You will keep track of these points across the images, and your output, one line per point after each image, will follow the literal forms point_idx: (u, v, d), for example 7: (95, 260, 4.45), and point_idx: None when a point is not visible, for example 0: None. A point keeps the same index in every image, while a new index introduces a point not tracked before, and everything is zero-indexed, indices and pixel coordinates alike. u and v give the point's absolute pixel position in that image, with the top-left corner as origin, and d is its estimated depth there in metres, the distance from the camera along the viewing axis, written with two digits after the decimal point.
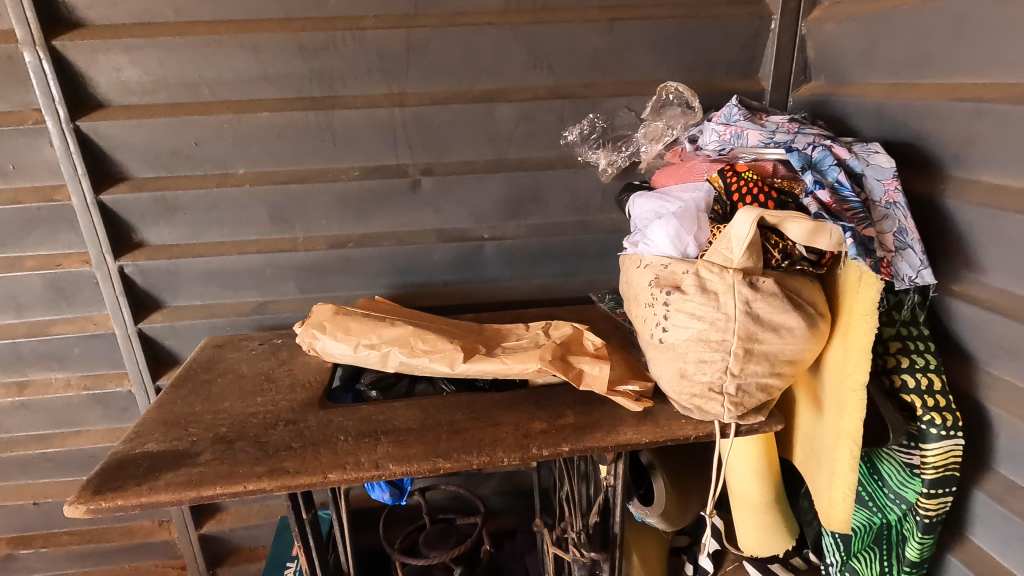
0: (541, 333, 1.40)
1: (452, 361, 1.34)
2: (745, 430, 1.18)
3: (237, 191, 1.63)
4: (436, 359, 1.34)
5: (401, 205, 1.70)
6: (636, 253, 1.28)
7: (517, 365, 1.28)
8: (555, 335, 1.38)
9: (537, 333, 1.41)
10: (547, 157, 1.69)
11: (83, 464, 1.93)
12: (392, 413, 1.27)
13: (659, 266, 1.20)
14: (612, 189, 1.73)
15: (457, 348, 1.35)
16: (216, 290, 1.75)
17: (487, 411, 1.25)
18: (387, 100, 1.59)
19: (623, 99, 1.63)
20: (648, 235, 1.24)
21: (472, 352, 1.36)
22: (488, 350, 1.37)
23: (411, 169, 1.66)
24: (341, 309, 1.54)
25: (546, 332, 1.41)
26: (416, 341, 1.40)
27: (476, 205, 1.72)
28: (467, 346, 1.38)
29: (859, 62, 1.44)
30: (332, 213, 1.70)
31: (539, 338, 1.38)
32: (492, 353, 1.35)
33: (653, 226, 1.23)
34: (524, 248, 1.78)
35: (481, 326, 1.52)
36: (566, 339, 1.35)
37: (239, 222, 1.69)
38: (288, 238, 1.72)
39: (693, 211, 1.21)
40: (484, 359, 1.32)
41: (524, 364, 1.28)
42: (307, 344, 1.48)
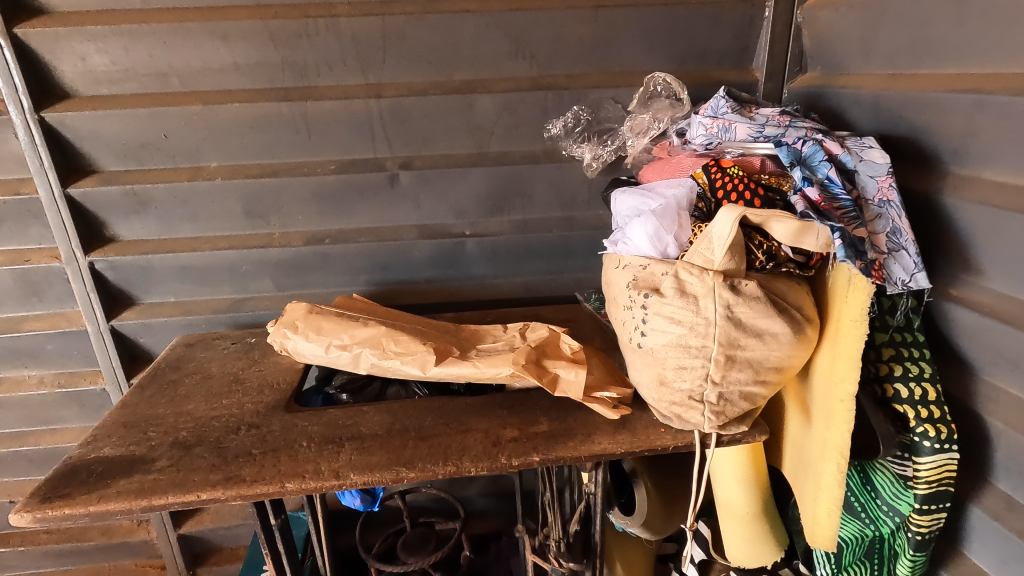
0: (517, 334, 1.34)
1: (424, 364, 1.28)
2: (727, 441, 1.12)
3: (208, 185, 1.58)
4: (407, 362, 1.29)
5: (380, 200, 1.64)
6: (614, 252, 1.22)
7: (490, 370, 1.22)
8: (531, 338, 1.32)
9: (514, 335, 1.35)
10: (530, 151, 1.62)
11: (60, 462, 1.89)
12: (359, 418, 1.22)
13: (638, 267, 1.14)
14: (598, 184, 1.66)
15: (429, 351, 1.30)
16: (190, 287, 1.70)
17: (458, 417, 1.20)
18: (362, 91, 1.53)
19: (609, 90, 1.56)
20: (626, 233, 1.18)
21: (445, 354, 1.30)
22: (461, 352, 1.31)
23: (389, 163, 1.60)
24: (313, 307, 1.48)
25: (523, 334, 1.35)
26: (388, 342, 1.35)
27: (457, 201, 1.66)
28: (440, 348, 1.32)
29: (855, 51, 1.36)
30: (308, 208, 1.64)
31: (514, 341, 1.32)
32: (464, 356, 1.29)
33: (632, 224, 1.16)
34: (507, 245, 1.72)
35: (458, 326, 1.46)
36: (542, 343, 1.29)
37: (212, 217, 1.63)
38: (263, 234, 1.66)
39: (674, 208, 1.14)
40: (456, 363, 1.26)
41: (497, 369, 1.21)
42: (278, 344, 1.44)
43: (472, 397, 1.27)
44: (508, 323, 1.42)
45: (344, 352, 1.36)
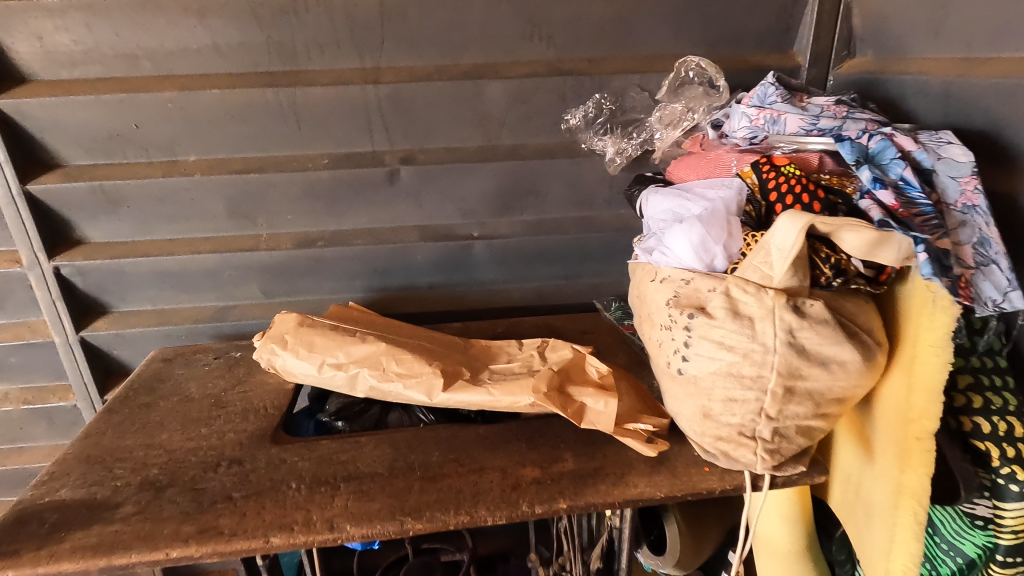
0: (535, 354, 1.19)
1: (430, 390, 1.13)
2: (782, 483, 0.98)
3: (187, 181, 1.41)
4: (411, 387, 1.14)
5: (378, 198, 1.48)
6: (650, 261, 1.07)
7: (506, 398, 1.06)
8: (551, 360, 1.16)
9: (531, 355, 1.19)
10: (545, 144, 1.45)
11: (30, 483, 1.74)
12: (356, 452, 1.06)
13: (680, 281, 0.98)
14: (621, 181, 1.50)
15: (436, 373, 1.14)
16: (168, 294, 1.54)
17: (470, 452, 1.05)
18: (358, 76, 1.36)
19: (634, 76, 1.39)
20: (666, 239, 1.02)
21: (454, 377, 1.15)
22: (472, 375, 1.16)
23: (388, 157, 1.43)
24: (303, 319, 1.32)
25: (542, 353, 1.19)
26: (389, 362, 1.19)
27: (464, 199, 1.50)
28: (448, 369, 1.16)
29: (918, 33, 1.20)
30: (298, 206, 1.47)
31: (532, 362, 1.16)
32: (476, 380, 1.14)
33: (674, 230, 1.00)
34: (519, 248, 1.55)
35: (467, 341, 1.30)
36: (564, 365, 1.13)
37: (191, 218, 1.46)
38: (249, 236, 1.50)
39: (724, 215, 0.98)
40: (466, 389, 1.11)
41: (514, 397, 1.06)
42: (264, 361, 1.27)
43: (485, 427, 1.12)
44: (524, 339, 1.26)
45: (340, 373, 1.20)
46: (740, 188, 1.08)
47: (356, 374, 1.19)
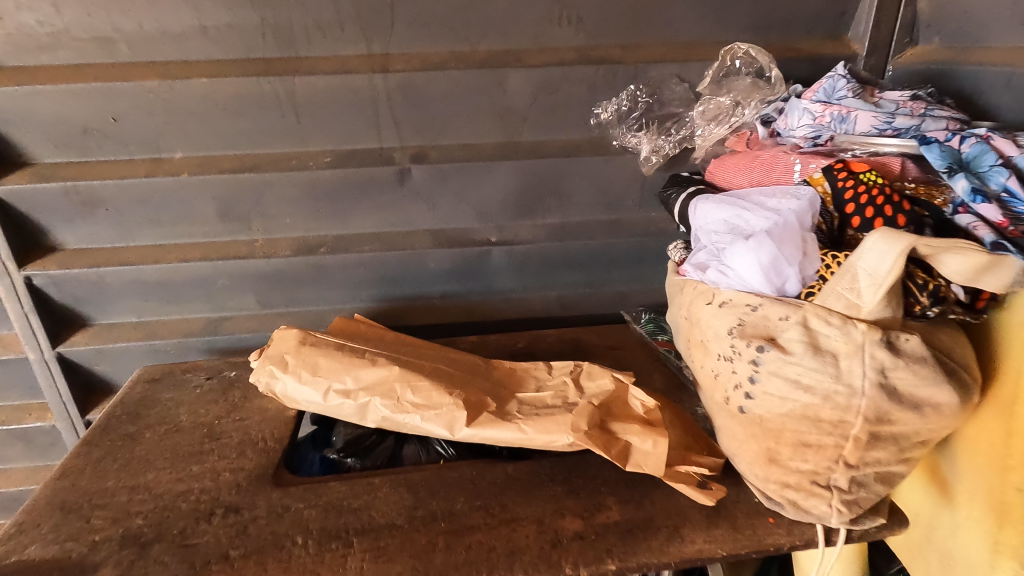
0: (568, 382, 1.07)
1: (451, 424, 1.00)
2: (857, 536, 0.86)
3: (172, 181, 1.25)
4: (429, 420, 1.00)
5: (387, 200, 1.33)
6: (707, 278, 0.94)
7: (541, 437, 0.94)
8: (588, 390, 1.04)
9: (564, 383, 1.07)
10: (572, 140, 1.31)
11: (10, 506, 1.61)
12: (370, 498, 0.94)
13: (744, 307, 0.85)
14: (654, 182, 1.36)
15: (458, 405, 1.01)
16: (154, 305, 1.39)
17: (501, 500, 0.93)
18: (365, 63, 1.20)
19: (674, 65, 1.24)
20: (727, 256, 0.89)
21: (479, 409, 1.02)
22: (498, 407, 1.03)
23: (398, 155, 1.29)
24: (304, 337, 1.16)
25: (576, 381, 1.07)
26: (403, 390, 1.06)
27: (481, 202, 1.36)
28: (471, 399, 1.03)
29: (1001, 19, 1.06)
30: (298, 209, 1.32)
31: (566, 392, 1.04)
32: (504, 412, 1.01)
33: (737, 246, 0.87)
34: (540, 255, 1.42)
35: (489, 364, 1.17)
36: (604, 398, 1.01)
37: (178, 222, 1.31)
38: (243, 241, 1.35)
39: (797, 229, 0.84)
40: (494, 424, 0.98)
41: (550, 437, 0.94)
42: (261, 386, 1.13)
43: (514, 466, 1.00)
44: (553, 363, 1.14)
45: (348, 402, 1.06)
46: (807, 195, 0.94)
47: (367, 403, 1.05)
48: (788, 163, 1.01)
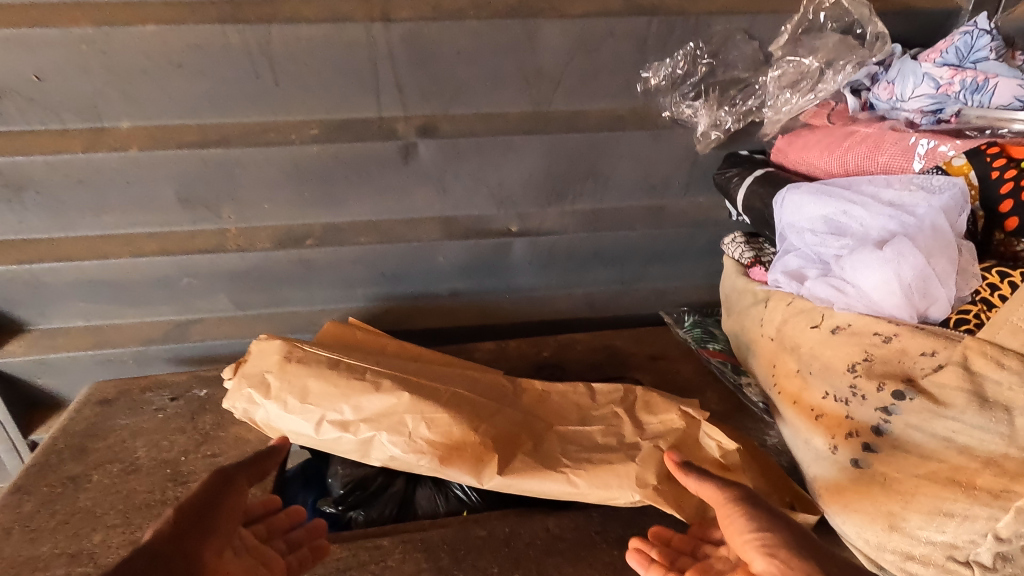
0: (622, 415, 0.88)
1: (478, 471, 0.80)
2: None
3: (119, 158, 1.00)
4: (451, 467, 0.79)
5: (389, 182, 1.10)
6: (815, 293, 0.76)
7: (598, 493, 0.77)
8: (649, 427, 0.86)
9: (616, 415, 0.88)
10: (612, 110, 1.08)
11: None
12: (378, 569, 0.75)
13: (873, 338, 0.70)
14: (706, 162, 1.14)
15: (487, 447, 0.81)
16: (105, 307, 1.15)
17: (546, 569, 0.75)
18: (359, 9, 0.94)
19: (744, 18, 0.99)
20: (851, 269, 0.72)
21: (513, 451, 0.82)
22: (534, 446, 0.84)
23: (401, 127, 1.05)
24: (290, 351, 0.89)
25: (631, 414, 0.89)
26: (416, 425, 0.82)
27: (500, 184, 1.13)
28: (503, 437, 0.84)
29: None
30: (278, 193, 1.09)
31: (619, 429, 0.86)
32: (542, 456, 0.82)
33: (867, 257, 0.69)
34: (568, 247, 1.23)
35: (517, 386, 0.94)
36: (671, 438, 0.84)
37: (130, 209, 1.06)
38: (212, 231, 1.11)
39: (950, 236, 0.67)
40: (534, 474, 0.79)
41: (608, 492, 0.77)
42: (235, 411, 0.87)
43: (557, 522, 0.80)
44: (596, 386, 0.94)
45: (346, 438, 0.83)
46: (945, 182, 0.72)
47: (372, 441, 0.82)
48: (906, 143, 0.80)
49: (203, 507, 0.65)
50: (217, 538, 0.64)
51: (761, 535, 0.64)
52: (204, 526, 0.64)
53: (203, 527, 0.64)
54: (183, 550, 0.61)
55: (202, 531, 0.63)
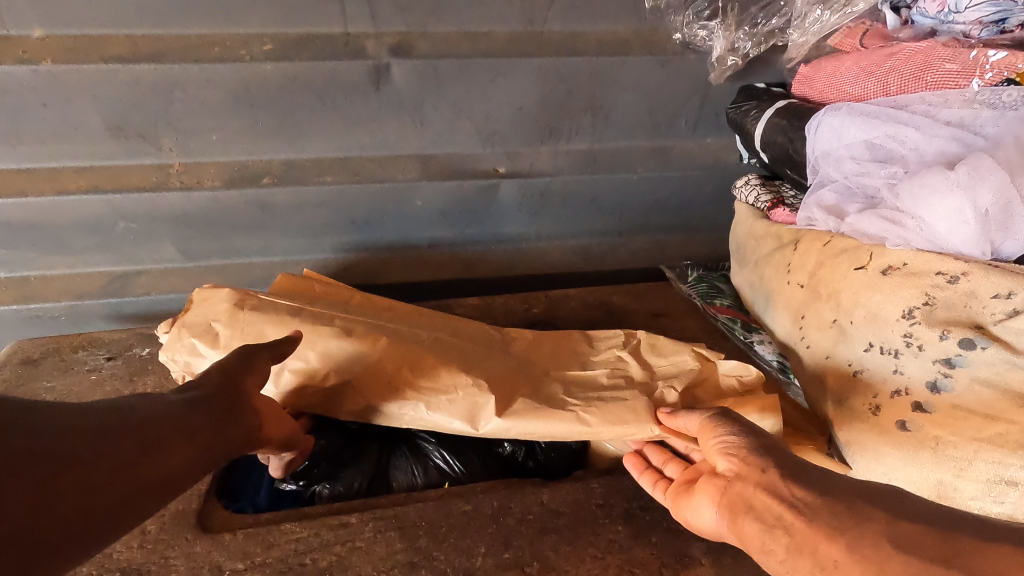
0: (627, 359, 0.77)
1: (472, 415, 0.68)
2: None
3: (31, 74, 0.84)
4: (440, 410, 0.68)
5: (358, 112, 0.96)
6: (863, 229, 0.65)
7: (613, 431, 0.67)
8: (659, 369, 0.76)
9: (621, 359, 0.78)
10: (615, 32, 0.94)
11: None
12: (346, 552, 0.64)
13: (935, 278, 0.59)
14: (717, 96, 1.02)
15: (480, 388, 0.70)
16: (29, 257, 0.99)
17: (541, 548, 0.65)
18: None
19: None
20: (906, 195, 0.60)
21: (510, 391, 0.71)
22: (533, 389, 0.72)
23: (371, 45, 0.90)
24: (241, 298, 0.74)
25: (638, 357, 0.78)
26: (398, 370, 0.71)
27: (487, 117, 0.99)
28: (497, 379, 0.72)
29: None
30: (228, 122, 0.93)
31: (626, 370, 0.76)
32: (546, 397, 0.71)
33: (935, 179, 0.57)
34: (561, 192, 1.11)
35: (506, 335, 0.83)
36: (685, 380, 0.73)
37: (49, 139, 0.90)
38: (152, 167, 0.96)
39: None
40: (538, 414, 0.68)
41: (623, 428, 0.67)
42: (174, 367, 0.72)
43: (551, 494, 0.70)
44: (596, 333, 0.83)
45: (316, 392, 0.70)
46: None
47: (346, 389, 0.70)
48: (965, 58, 0.68)
49: (246, 359, 0.59)
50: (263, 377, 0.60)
51: (726, 440, 0.55)
52: (246, 365, 0.58)
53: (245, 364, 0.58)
54: (232, 380, 0.57)
55: (248, 368, 0.59)
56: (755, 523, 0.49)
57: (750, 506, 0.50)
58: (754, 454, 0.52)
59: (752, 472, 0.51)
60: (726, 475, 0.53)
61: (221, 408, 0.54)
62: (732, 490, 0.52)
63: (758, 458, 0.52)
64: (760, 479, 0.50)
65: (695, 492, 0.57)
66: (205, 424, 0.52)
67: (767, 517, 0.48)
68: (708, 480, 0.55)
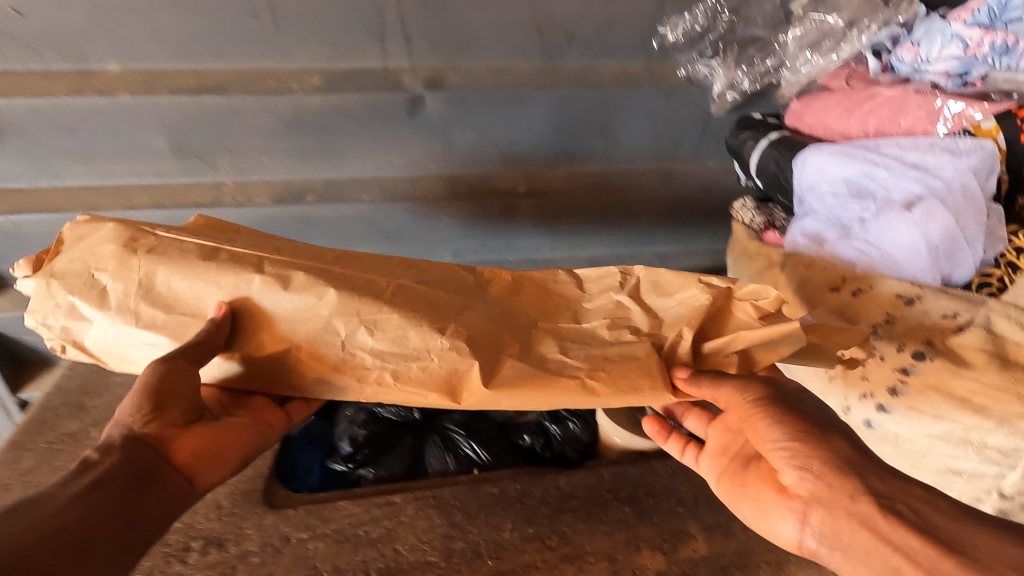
0: (628, 304, 0.63)
1: (453, 386, 0.54)
2: None
3: (108, 104, 0.94)
4: (411, 384, 0.54)
5: (395, 136, 1.06)
6: (839, 255, 0.76)
7: (624, 401, 0.56)
8: (670, 316, 0.61)
9: (622, 306, 0.63)
10: (627, 68, 1.04)
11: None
12: (392, 526, 0.74)
13: (895, 300, 0.70)
14: (718, 125, 1.13)
15: (461, 353, 0.55)
16: None
17: (559, 524, 0.75)
18: None
19: None
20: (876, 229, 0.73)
21: (492, 350, 0.57)
22: (522, 347, 0.58)
23: (407, 79, 1.00)
24: (134, 238, 0.57)
25: (641, 302, 0.63)
26: (352, 332, 0.55)
27: (507, 140, 1.10)
28: (475, 336, 0.57)
29: None
30: (278, 146, 1.04)
31: (630, 320, 0.61)
32: (537, 361, 0.57)
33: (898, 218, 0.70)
34: (574, 209, 1.21)
35: (480, 277, 0.65)
36: (696, 323, 0.59)
37: (123, 158, 1.01)
38: (208, 184, 1.07)
39: (980, 199, 0.69)
40: (534, 384, 0.55)
41: (635, 397, 0.56)
42: (47, 334, 0.54)
43: (567, 480, 0.81)
44: (584, 271, 0.66)
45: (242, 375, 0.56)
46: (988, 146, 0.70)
47: (283, 362, 0.55)
48: (931, 107, 0.79)
49: (167, 379, 0.50)
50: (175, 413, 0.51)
51: (787, 447, 0.54)
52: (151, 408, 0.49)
53: (151, 404, 0.50)
54: (141, 442, 0.49)
55: (166, 396, 0.50)
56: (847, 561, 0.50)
57: (838, 542, 0.51)
58: (834, 478, 0.52)
59: (829, 495, 0.51)
60: (802, 495, 0.53)
61: (133, 480, 0.47)
62: (812, 520, 0.52)
63: (842, 480, 0.52)
64: (848, 506, 0.51)
65: (765, 507, 0.56)
66: (119, 502, 0.46)
67: (872, 561, 0.48)
68: (779, 498, 0.55)
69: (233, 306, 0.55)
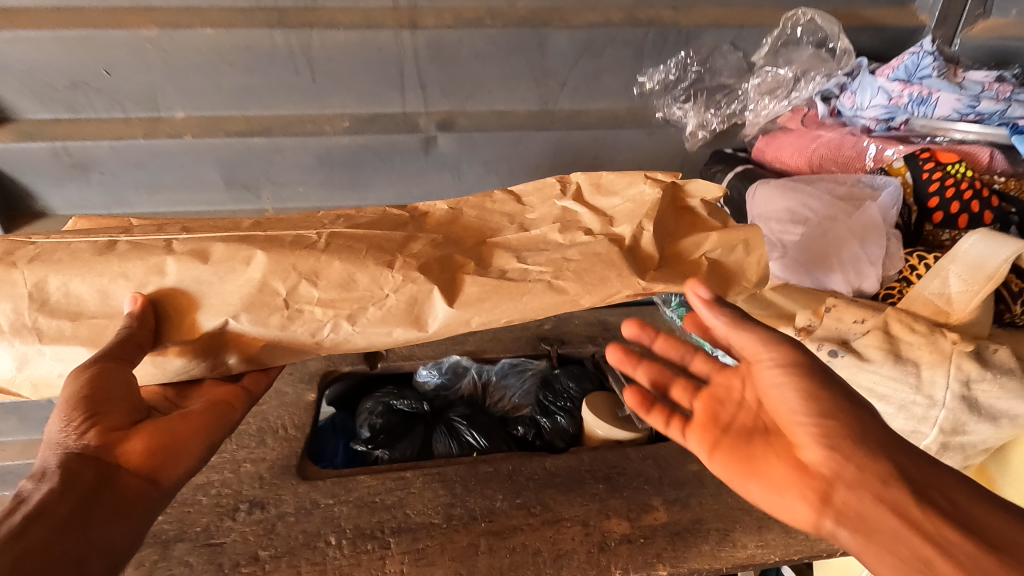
0: (573, 205, 0.77)
1: (419, 316, 0.67)
2: None
3: (174, 144, 1.12)
4: (377, 326, 0.66)
5: (410, 168, 1.23)
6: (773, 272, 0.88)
7: (596, 292, 0.67)
8: (620, 211, 0.76)
9: (569, 208, 0.77)
10: (611, 110, 1.21)
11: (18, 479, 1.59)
12: (404, 494, 0.89)
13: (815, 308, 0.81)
14: (694, 159, 1.28)
15: (419, 282, 0.66)
16: None
17: (542, 496, 0.89)
18: (390, 17, 1.05)
19: (730, 31, 1.12)
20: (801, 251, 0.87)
21: (448, 267, 0.69)
22: (479, 263, 0.70)
23: (423, 121, 1.18)
24: (12, 253, 0.64)
25: (582, 201, 0.78)
26: (295, 287, 0.65)
27: (509, 172, 1.26)
28: (427, 257, 0.69)
29: None
30: (312, 177, 1.22)
31: (580, 220, 0.75)
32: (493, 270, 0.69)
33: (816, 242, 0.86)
34: None
35: (415, 213, 0.78)
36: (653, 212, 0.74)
37: (182, 188, 1.20)
38: (252, 211, 1.26)
39: (880, 224, 0.85)
40: (501, 294, 0.67)
41: (605, 285, 0.67)
42: None
43: (552, 461, 0.95)
44: (521, 189, 0.81)
45: (184, 352, 0.66)
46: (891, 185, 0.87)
47: (219, 337, 0.66)
48: (859, 147, 0.98)
49: (98, 382, 0.58)
50: (111, 421, 0.59)
51: (822, 425, 0.61)
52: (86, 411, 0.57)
53: (82, 413, 0.57)
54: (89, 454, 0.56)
55: (100, 399, 0.58)
56: (865, 541, 0.56)
57: (860, 522, 0.56)
58: (870, 467, 0.58)
59: (857, 474, 0.58)
60: (827, 475, 0.60)
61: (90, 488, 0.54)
62: (836, 501, 0.58)
63: (881, 469, 0.57)
64: (880, 492, 0.57)
65: (785, 487, 0.62)
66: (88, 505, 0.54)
67: (900, 545, 0.54)
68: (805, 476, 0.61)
69: (149, 297, 0.64)
